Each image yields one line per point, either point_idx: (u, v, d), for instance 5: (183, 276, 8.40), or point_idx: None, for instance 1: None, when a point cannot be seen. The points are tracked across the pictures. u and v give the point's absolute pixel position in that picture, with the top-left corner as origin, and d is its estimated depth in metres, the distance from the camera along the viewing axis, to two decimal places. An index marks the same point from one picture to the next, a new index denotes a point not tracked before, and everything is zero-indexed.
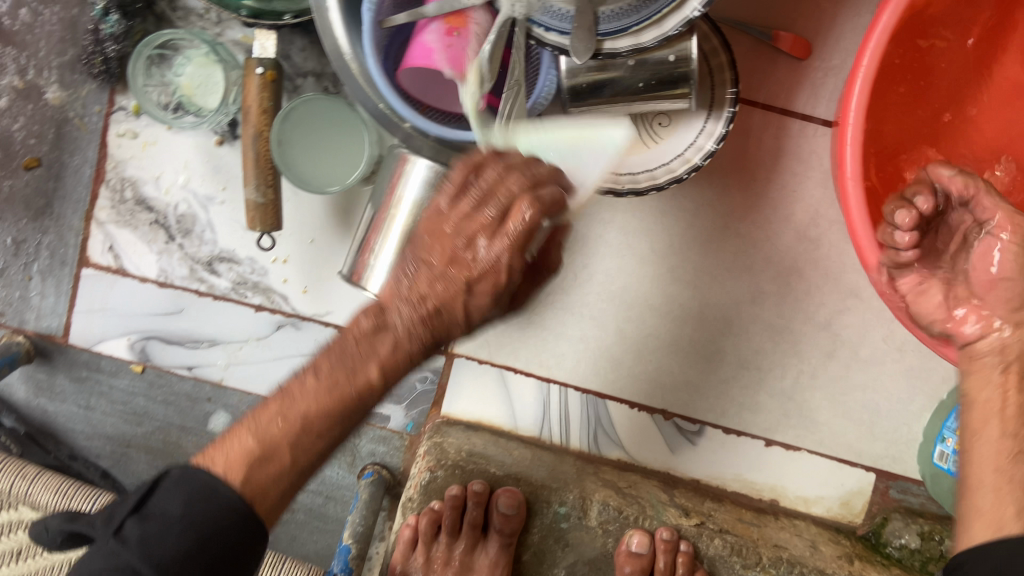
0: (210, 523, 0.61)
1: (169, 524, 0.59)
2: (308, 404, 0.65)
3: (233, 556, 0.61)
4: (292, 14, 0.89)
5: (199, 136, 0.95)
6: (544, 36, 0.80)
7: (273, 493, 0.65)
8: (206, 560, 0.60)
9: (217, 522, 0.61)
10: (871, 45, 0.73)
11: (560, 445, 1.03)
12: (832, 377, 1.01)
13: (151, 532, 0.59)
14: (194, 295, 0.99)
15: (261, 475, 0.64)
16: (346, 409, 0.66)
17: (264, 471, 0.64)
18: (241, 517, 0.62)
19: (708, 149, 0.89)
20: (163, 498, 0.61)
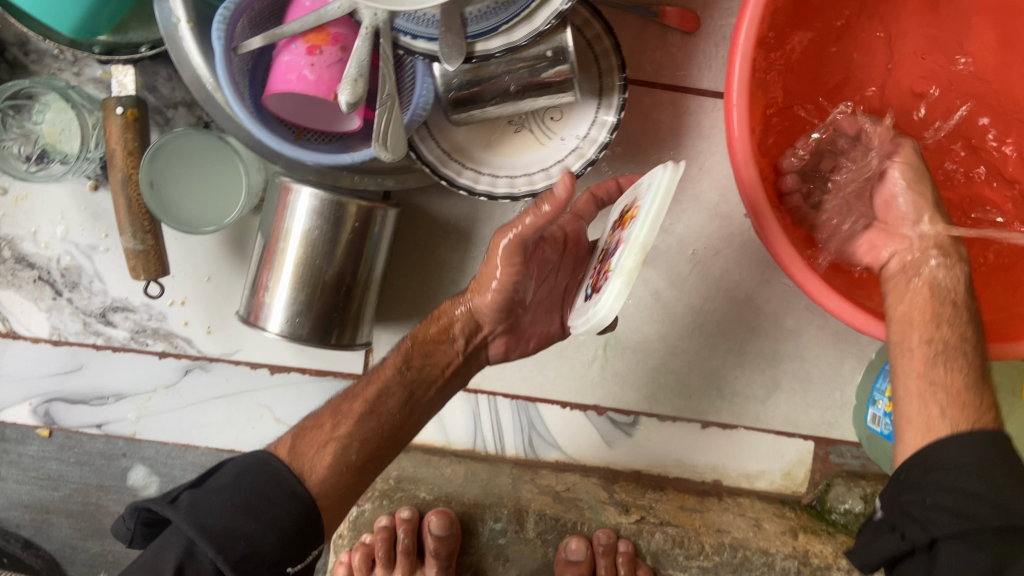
0: (257, 494, 0.74)
1: (218, 492, 0.73)
2: (352, 415, 0.80)
3: (274, 523, 0.73)
4: (148, 45, 0.85)
5: (72, 184, 0.90)
6: (412, 45, 0.76)
7: (314, 474, 0.77)
8: (248, 519, 0.72)
9: (262, 493, 0.74)
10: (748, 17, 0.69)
11: (495, 453, 0.99)
12: (761, 351, 0.99)
13: (203, 500, 0.73)
14: (92, 350, 0.95)
15: (307, 446, 0.79)
16: (377, 418, 0.81)
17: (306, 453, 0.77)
18: (284, 498, 0.75)
19: (601, 141, 0.85)
20: (225, 474, 0.76)
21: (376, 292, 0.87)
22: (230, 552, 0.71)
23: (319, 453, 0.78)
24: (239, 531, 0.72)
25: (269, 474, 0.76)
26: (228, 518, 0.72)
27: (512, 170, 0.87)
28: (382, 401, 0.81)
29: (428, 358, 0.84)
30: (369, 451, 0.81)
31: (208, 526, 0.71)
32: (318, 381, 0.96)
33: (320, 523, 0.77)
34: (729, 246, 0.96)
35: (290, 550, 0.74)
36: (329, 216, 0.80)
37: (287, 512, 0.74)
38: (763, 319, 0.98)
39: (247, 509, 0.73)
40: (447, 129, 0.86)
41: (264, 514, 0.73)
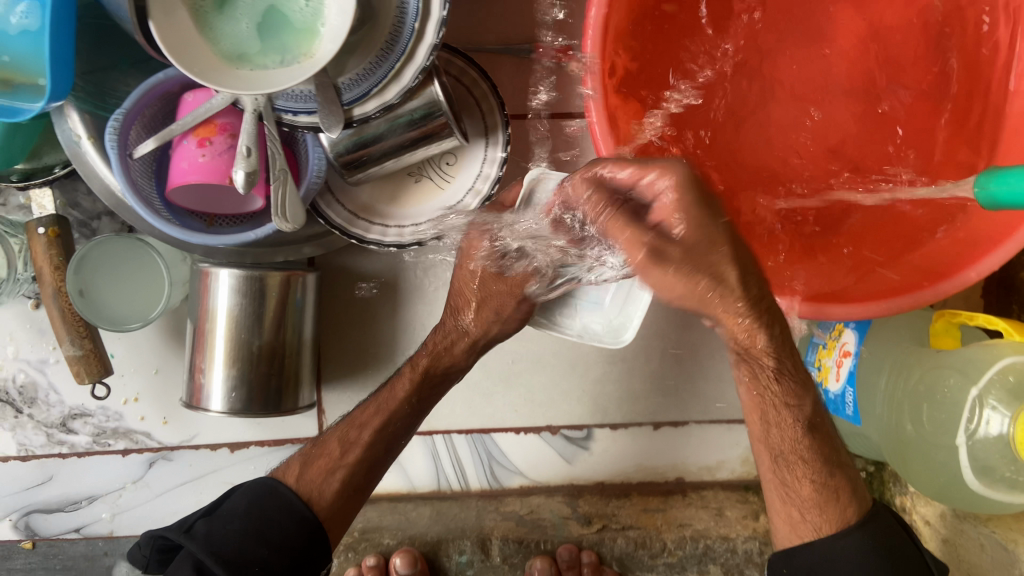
0: (266, 518, 0.78)
1: (232, 520, 0.77)
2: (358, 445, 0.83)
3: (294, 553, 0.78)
4: (61, 165, 0.91)
5: (14, 306, 0.95)
6: (295, 121, 0.81)
7: (326, 497, 0.81)
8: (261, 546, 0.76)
9: (272, 519, 0.78)
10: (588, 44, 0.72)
11: (460, 490, 1.02)
12: (695, 345, 1.03)
13: (217, 528, 0.77)
14: (59, 459, 0.99)
15: (313, 475, 0.82)
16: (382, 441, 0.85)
17: (314, 474, 0.82)
18: (300, 524, 0.79)
19: (494, 176, 0.91)
20: (235, 499, 0.80)
21: (310, 354, 0.93)
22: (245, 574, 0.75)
23: (327, 481, 0.81)
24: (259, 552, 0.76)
25: (277, 498, 0.79)
26: (243, 544, 0.76)
27: (418, 218, 0.92)
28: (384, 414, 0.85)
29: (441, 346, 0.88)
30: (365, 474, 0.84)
31: (226, 553, 0.75)
32: (277, 451, 1.00)
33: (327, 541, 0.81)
34: None
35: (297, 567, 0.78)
36: (250, 290, 0.86)
37: (295, 535, 0.78)
38: (691, 315, 1.02)
39: (266, 540, 0.77)
40: (350, 192, 0.91)
41: (274, 539, 0.77)
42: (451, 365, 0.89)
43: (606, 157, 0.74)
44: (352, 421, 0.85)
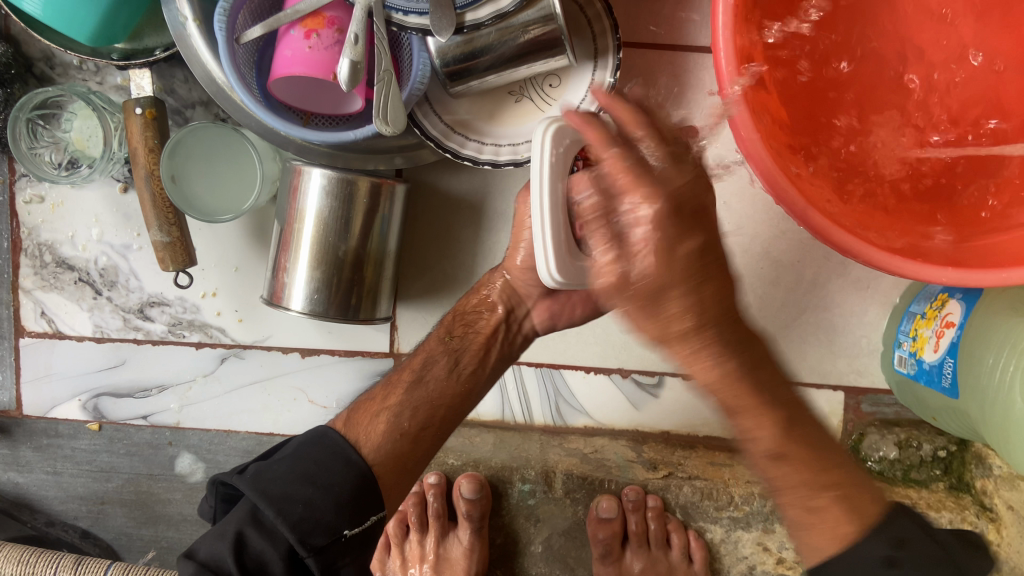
0: (313, 461, 0.72)
1: (280, 463, 0.72)
2: (400, 396, 0.80)
3: (358, 508, 0.71)
4: (162, 48, 0.89)
5: (103, 187, 0.95)
6: (405, 21, 0.78)
7: (380, 444, 0.76)
8: (308, 489, 0.70)
9: (321, 460, 0.72)
10: None
11: (524, 423, 0.98)
12: (780, 303, 1.00)
13: (267, 469, 0.72)
14: (133, 344, 1.00)
15: (360, 419, 0.78)
16: (449, 399, 0.82)
17: (374, 426, 0.78)
18: (360, 475, 0.73)
19: (599, 102, 0.87)
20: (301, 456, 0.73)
21: (391, 267, 0.92)
22: (288, 515, 0.68)
23: (372, 422, 0.78)
24: (311, 493, 0.70)
25: (329, 443, 0.74)
26: (288, 484, 0.70)
27: (514, 137, 0.89)
28: (427, 369, 0.82)
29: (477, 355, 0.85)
30: (421, 421, 0.80)
31: (270, 493, 0.69)
32: (349, 361, 1.01)
33: (381, 495, 0.74)
34: (740, 200, 0.97)
35: (348, 516, 0.71)
36: (339, 194, 0.84)
37: (345, 480, 0.72)
38: (781, 271, 0.99)
39: (320, 478, 0.71)
40: (449, 105, 0.89)
41: (322, 480, 0.71)
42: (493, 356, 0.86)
43: (727, 94, 0.65)
44: (389, 381, 0.83)
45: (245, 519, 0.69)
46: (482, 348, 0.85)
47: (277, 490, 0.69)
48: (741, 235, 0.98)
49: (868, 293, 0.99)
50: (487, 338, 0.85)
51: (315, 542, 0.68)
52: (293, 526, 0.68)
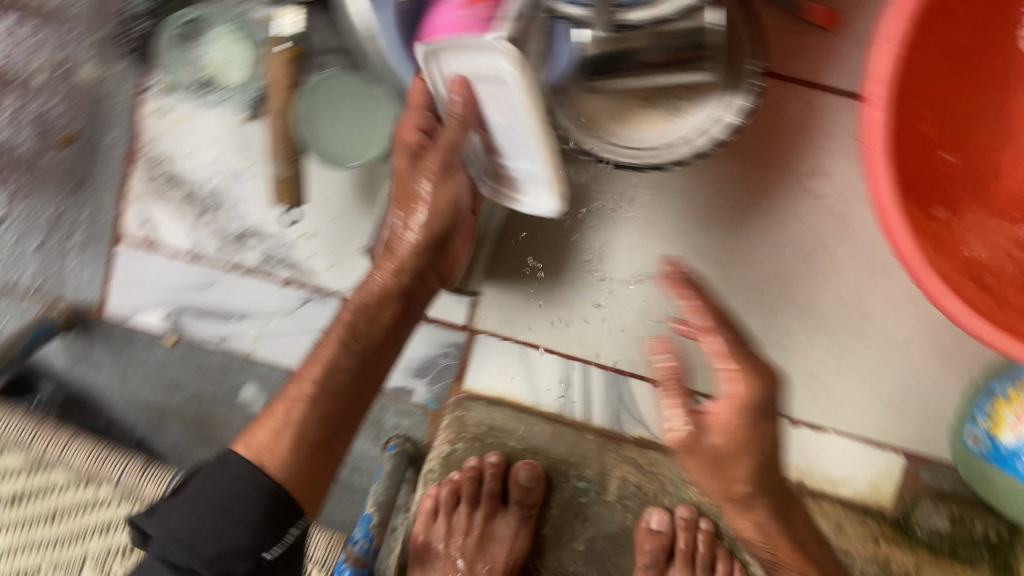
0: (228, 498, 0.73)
1: (183, 505, 0.73)
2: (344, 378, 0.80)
3: (275, 524, 0.74)
4: None
5: (228, 113, 0.97)
6: (563, 8, 0.78)
7: (280, 448, 0.76)
8: (214, 524, 0.72)
9: (219, 489, 0.73)
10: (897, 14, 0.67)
11: (582, 420, 1.01)
12: (860, 356, 0.99)
13: (172, 509, 0.73)
14: (224, 269, 1.02)
15: (261, 436, 0.78)
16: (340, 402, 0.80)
17: (293, 421, 0.78)
18: (257, 489, 0.73)
19: (728, 121, 0.86)
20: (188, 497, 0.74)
21: (489, 248, 0.95)
22: (202, 552, 0.71)
23: (276, 442, 0.76)
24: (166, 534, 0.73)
25: (232, 470, 0.74)
26: (196, 519, 0.72)
27: (638, 141, 0.89)
28: (331, 370, 0.79)
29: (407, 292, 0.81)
30: (330, 430, 0.79)
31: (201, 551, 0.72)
32: (424, 327, 1.03)
33: (299, 504, 0.76)
34: (843, 247, 0.97)
35: (269, 532, 0.74)
36: (457, 161, 0.86)
37: (255, 504, 0.73)
38: (868, 325, 0.98)
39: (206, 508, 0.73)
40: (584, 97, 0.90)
41: (231, 513, 0.72)
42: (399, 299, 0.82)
43: (877, 150, 0.70)
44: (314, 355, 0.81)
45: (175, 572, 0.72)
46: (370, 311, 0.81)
47: (188, 539, 0.71)
48: (836, 282, 0.98)
49: (950, 363, 0.98)
50: (411, 285, 0.82)
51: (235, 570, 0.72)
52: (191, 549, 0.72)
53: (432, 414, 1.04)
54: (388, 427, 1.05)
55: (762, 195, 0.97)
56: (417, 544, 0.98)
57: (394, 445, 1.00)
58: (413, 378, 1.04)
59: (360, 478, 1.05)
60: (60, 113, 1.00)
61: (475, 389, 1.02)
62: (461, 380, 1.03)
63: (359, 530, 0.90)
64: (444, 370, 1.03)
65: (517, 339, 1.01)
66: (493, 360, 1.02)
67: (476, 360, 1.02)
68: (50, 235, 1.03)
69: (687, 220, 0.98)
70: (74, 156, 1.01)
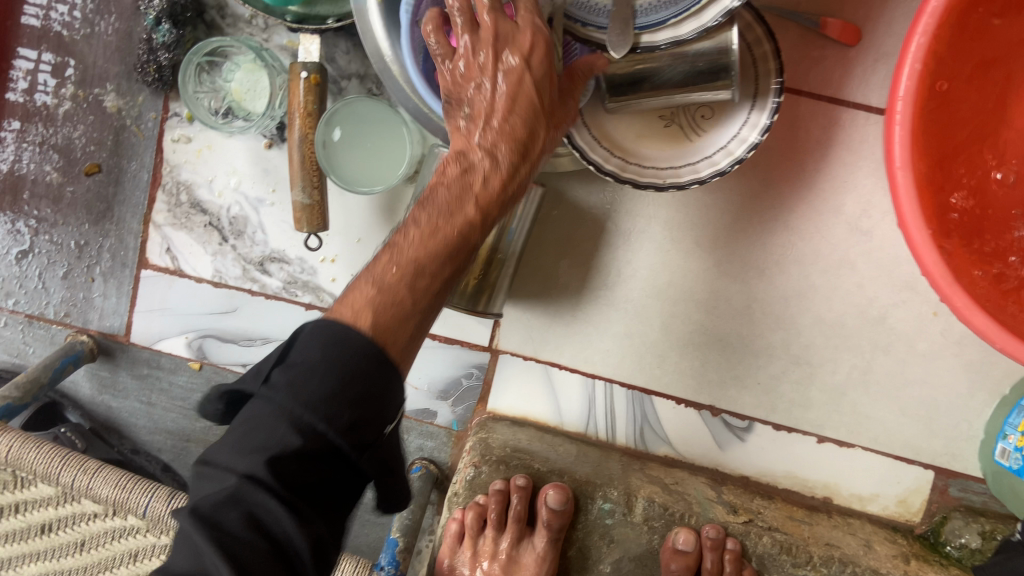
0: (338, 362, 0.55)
1: (310, 366, 0.55)
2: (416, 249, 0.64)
3: (374, 389, 0.56)
4: (335, 18, 0.90)
5: (249, 140, 0.98)
6: (582, 31, 0.79)
7: (392, 324, 0.60)
8: (355, 397, 0.55)
9: (356, 364, 0.56)
10: (921, 29, 0.69)
11: (605, 440, 1.03)
12: (886, 371, 0.99)
13: (297, 377, 0.55)
14: (247, 294, 1.02)
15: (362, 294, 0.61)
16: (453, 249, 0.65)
17: (389, 311, 0.60)
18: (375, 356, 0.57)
19: (751, 141, 0.86)
20: (306, 346, 0.57)
21: (511, 266, 0.92)
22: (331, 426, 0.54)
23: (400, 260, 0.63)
24: (280, 383, 0.56)
25: (327, 330, 0.57)
26: (329, 380, 0.55)
27: (660, 161, 0.90)
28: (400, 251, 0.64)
29: (446, 213, 0.66)
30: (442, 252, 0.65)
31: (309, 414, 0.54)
32: (447, 348, 1.02)
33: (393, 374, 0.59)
34: (867, 262, 0.96)
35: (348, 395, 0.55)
36: None
37: (354, 361, 0.56)
38: (894, 339, 0.98)
39: (345, 361, 0.55)
40: (599, 118, 0.89)
41: (344, 352, 0.56)
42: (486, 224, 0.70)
43: (898, 167, 0.71)
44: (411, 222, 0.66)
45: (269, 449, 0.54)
46: (482, 211, 0.68)
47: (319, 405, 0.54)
48: (861, 297, 0.97)
49: (979, 377, 0.97)
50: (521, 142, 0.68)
51: (226, 515, 0.53)
52: (311, 415, 0.54)
53: (456, 435, 1.04)
54: (412, 448, 1.05)
55: (784, 210, 0.96)
56: (443, 567, 0.98)
57: (419, 468, 1.02)
58: (437, 399, 1.04)
59: None
60: (84, 142, 1.01)
61: (498, 410, 1.03)
62: (485, 401, 1.03)
63: (385, 555, 0.92)
64: (467, 391, 1.03)
65: (540, 359, 1.02)
66: (518, 381, 1.03)
67: (498, 380, 1.03)
68: (76, 263, 1.04)
69: (709, 237, 0.98)
70: (98, 185, 1.02)
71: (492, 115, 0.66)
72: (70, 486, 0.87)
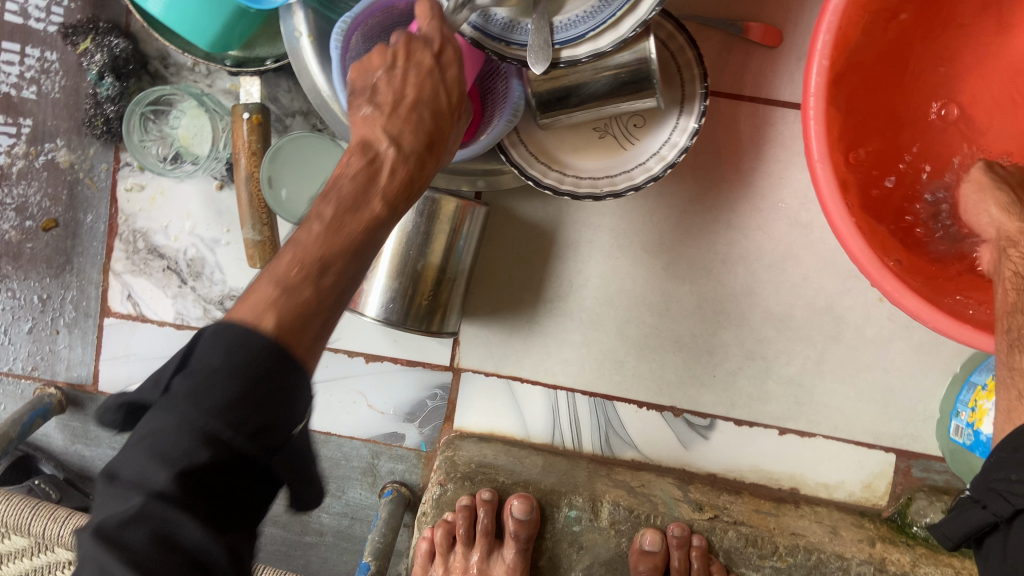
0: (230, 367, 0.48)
1: (208, 374, 0.48)
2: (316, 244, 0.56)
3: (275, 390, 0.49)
4: (273, 59, 0.93)
5: (200, 183, 1.00)
6: (505, 50, 0.81)
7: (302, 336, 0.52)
8: (261, 400, 0.48)
9: (263, 367, 0.49)
10: (825, 25, 0.71)
11: (573, 449, 1.05)
12: (839, 359, 1.00)
13: (195, 386, 0.48)
14: None
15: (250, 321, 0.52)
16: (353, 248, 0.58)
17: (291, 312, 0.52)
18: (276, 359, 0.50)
19: (681, 145, 0.89)
20: (204, 352, 0.50)
21: (462, 284, 0.94)
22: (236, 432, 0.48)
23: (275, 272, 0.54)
24: (178, 392, 0.49)
25: (225, 337, 0.50)
26: (231, 389, 0.48)
27: (597, 171, 0.92)
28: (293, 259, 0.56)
29: (351, 206, 0.60)
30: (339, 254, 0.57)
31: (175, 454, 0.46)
32: (410, 371, 1.04)
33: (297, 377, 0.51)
34: (810, 255, 0.99)
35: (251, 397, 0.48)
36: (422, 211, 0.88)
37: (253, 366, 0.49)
38: (843, 327, 1.00)
39: (246, 363, 0.48)
40: (536, 134, 0.92)
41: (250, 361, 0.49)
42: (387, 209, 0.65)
43: (816, 160, 0.72)
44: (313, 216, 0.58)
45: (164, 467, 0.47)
46: (390, 206, 0.64)
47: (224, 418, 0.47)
48: (807, 288, 0.99)
49: (929, 358, 1.00)
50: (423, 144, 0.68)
51: (125, 533, 0.46)
52: (215, 424, 0.47)
53: (426, 455, 1.06)
54: (384, 472, 1.07)
55: (726, 210, 0.99)
56: None
57: (390, 491, 1.03)
58: (404, 422, 1.05)
59: (360, 528, 1.09)
60: (40, 198, 1.03)
61: (465, 428, 1.05)
62: (451, 419, 1.05)
63: None
64: (433, 412, 1.05)
65: (502, 374, 1.04)
66: (482, 398, 1.04)
67: (463, 399, 1.04)
68: (40, 317, 1.06)
69: (654, 242, 1.00)
70: (55, 239, 1.04)
71: (398, 102, 0.68)
72: (41, 535, 0.88)
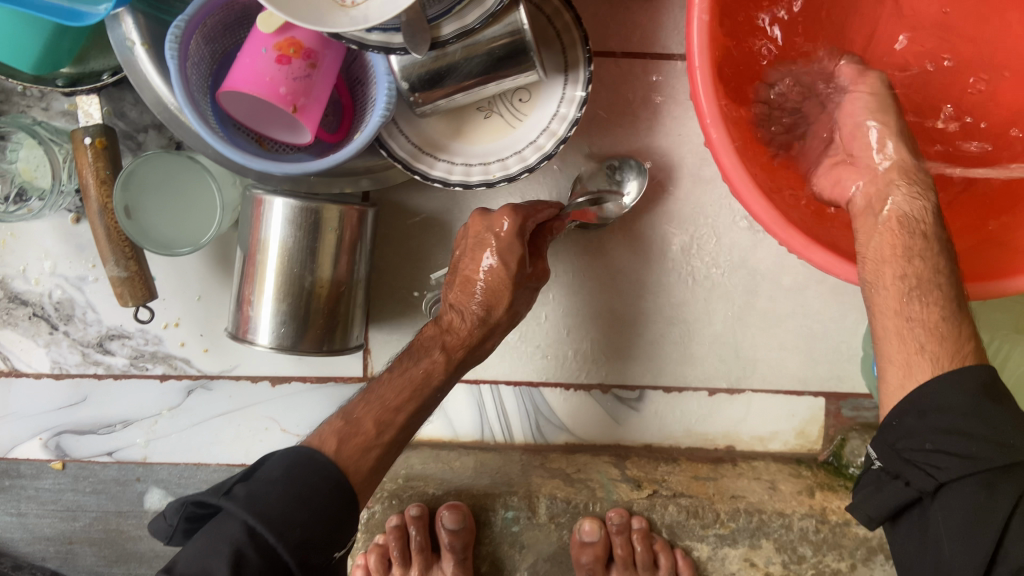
0: (306, 483, 0.72)
1: (274, 484, 0.71)
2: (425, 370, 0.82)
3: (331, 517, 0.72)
4: (109, 72, 0.83)
5: (53, 218, 0.90)
6: (364, 38, 0.72)
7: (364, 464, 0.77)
8: (305, 510, 0.71)
9: (315, 481, 0.73)
10: None
11: (504, 442, 1.01)
12: (758, 312, 0.98)
13: (258, 490, 0.71)
14: (94, 379, 0.96)
15: (352, 448, 0.76)
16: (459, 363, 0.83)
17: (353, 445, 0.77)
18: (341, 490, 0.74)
19: (571, 118, 0.84)
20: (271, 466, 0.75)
21: (361, 291, 0.88)
22: (287, 539, 0.69)
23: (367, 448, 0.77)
24: (240, 494, 0.71)
25: (312, 463, 0.74)
26: (283, 505, 0.70)
27: (486, 155, 0.86)
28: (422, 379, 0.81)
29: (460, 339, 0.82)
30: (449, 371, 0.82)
31: (269, 517, 0.69)
32: (320, 388, 0.97)
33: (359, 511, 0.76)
34: (718, 210, 0.95)
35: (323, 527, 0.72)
36: (303, 223, 0.80)
37: (334, 500, 0.73)
38: (759, 281, 0.97)
39: (303, 473, 0.73)
40: (417, 123, 0.85)
41: (314, 502, 0.71)
42: (487, 347, 0.84)
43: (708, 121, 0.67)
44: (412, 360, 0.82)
45: (236, 540, 0.68)
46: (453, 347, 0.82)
47: (274, 517, 0.69)
48: (720, 245, 0.96)
49: (848, 299, 0.97)
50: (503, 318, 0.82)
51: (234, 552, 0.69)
52: (266, 527, 0.69)
53: None
54: None
55: None
56: None
57: None
58: None
59: None
60: None
61: None
62: None
63: None
64: None
65: None
66: None
67: None
68: None
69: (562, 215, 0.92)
70: None
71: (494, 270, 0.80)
72: None
